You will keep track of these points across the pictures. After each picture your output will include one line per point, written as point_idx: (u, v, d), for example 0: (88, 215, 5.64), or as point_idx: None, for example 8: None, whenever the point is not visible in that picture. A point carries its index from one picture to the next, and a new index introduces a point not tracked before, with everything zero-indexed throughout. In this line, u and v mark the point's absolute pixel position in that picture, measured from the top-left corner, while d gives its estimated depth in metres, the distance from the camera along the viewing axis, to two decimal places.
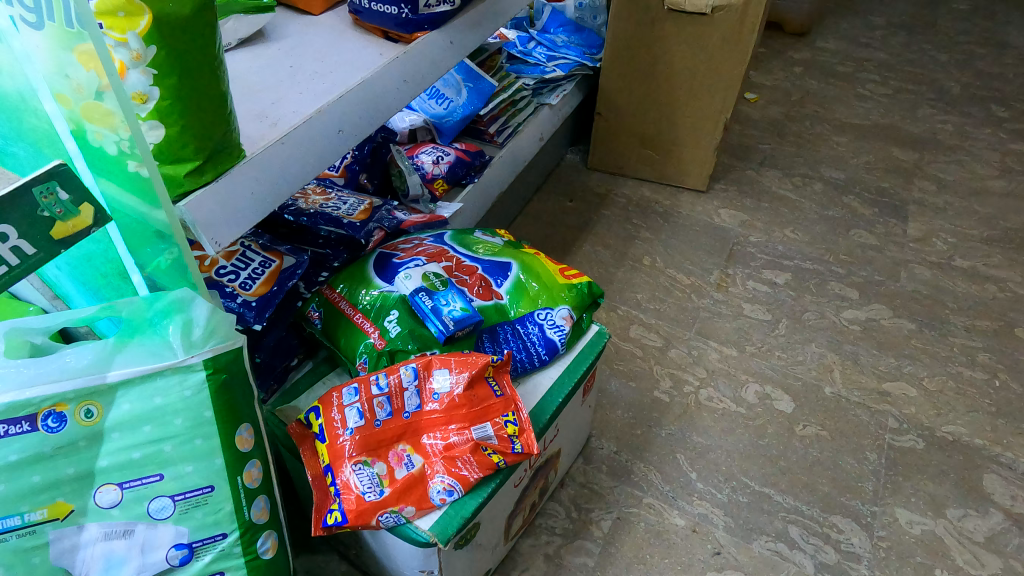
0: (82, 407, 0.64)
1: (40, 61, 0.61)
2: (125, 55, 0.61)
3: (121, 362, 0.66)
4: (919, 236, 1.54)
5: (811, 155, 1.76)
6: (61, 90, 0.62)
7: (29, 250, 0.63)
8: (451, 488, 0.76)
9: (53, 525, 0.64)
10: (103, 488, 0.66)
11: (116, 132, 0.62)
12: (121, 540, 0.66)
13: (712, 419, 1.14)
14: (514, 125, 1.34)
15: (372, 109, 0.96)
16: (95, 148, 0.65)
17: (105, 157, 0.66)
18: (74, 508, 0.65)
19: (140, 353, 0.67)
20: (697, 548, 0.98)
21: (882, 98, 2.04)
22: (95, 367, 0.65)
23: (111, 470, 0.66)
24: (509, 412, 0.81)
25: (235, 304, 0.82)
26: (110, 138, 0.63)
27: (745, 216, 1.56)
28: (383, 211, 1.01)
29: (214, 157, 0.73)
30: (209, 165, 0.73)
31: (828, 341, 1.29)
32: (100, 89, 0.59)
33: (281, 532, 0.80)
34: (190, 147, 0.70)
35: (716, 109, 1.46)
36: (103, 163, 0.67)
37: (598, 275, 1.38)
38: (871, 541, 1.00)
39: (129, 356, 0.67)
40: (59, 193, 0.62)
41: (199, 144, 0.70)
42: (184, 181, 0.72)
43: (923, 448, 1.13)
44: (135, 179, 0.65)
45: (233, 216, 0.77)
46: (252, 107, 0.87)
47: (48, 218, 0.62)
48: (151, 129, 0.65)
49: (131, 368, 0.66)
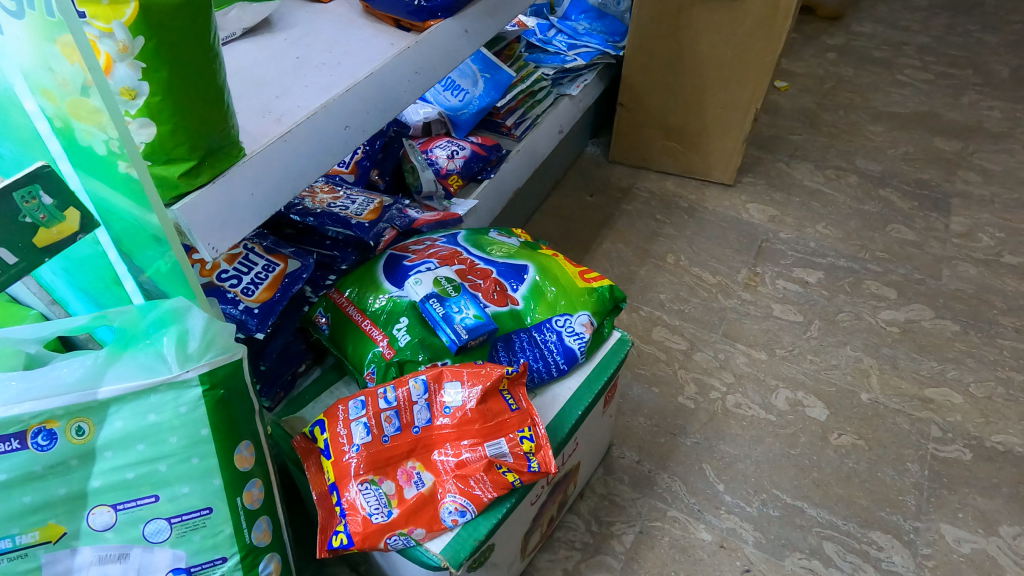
0: (73, 424, 0.57)
1: (22, 53, 0.54)
2: (111, 47, 0.53)
3: (112, 377, 0.58)
4: (963, 231, 1.45)
5: (845, 146, 1.68)
6: (46, 85, 0.55)
7: (10, 259, 0.53)
8: (464, 508, 0.72)
9: (45, 549, 0.57)
10: (96, 510, 0.58)
11: (105, 131, 0.54)
12: (116, 565, 0.58)
13: (740, 427, 1.08)
14: (532, 117, 1.29)
15: (379, 102, 0.88)
16: (84, 148, 0.58)
17: (95, 159, 0.58)
18: (68, 530, 0.57)
19: (132, 368, 0.60)
20: (725, 565, 0.92)
21: (922, 85, 1.95)
22: (85, 383, 0.57)
23: (104, 491, 0.58)
24: (525, 428, 0.76)
25: (237, 311, 0.78)
26: (98, 137, 0.55)
27: (775, 211, 1.49)
28: (394, 210, 0.96)
29: (211, 156, 0.64)
30: (206, 165, 0.64)
31: (864, 344, 1.22)
32: (86, 84, 0.52)
33: (286, 551, 0.71)
34: (183, 147, 0.60)
35: (745, 99, 1.40)
36: (93, 164, 0.59)
37: (620, 273, 1.33)
38: (914, 559, 0.94)
39: (120, 370, 0.59)
40: (43, 197, 0.52)
41: (193, 142, 0.61)
42: (178, 184, 0.63)
43: (970, 459, 1.06)
44: (126, 182, 0.57)
45: (231, 221, 0.68)
46: (255, 102, 0.80)
47: (30, 226, 0.53)
48: (142, 128, 0.57)
49: (123, 384, 0.58)
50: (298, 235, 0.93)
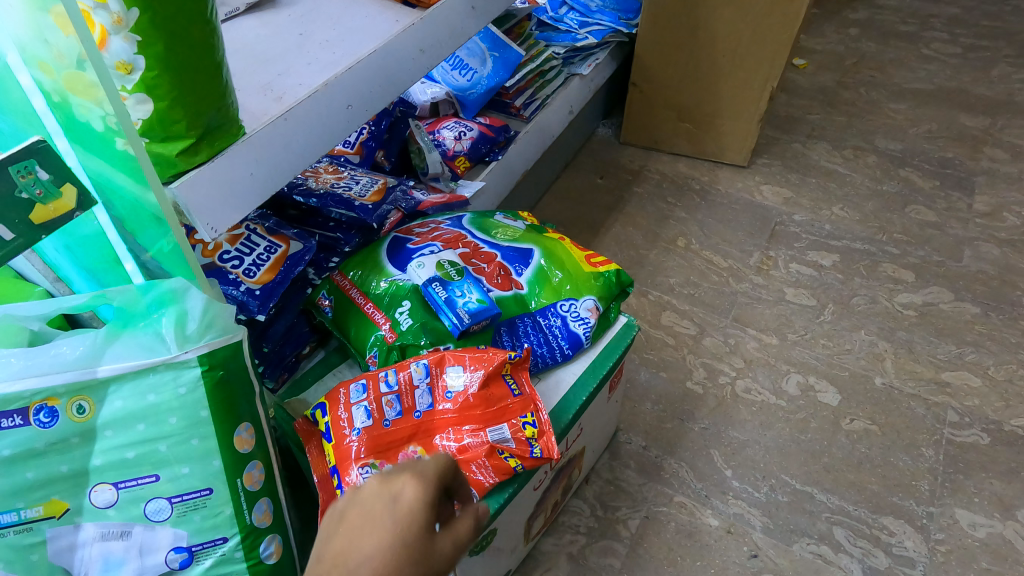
0: (74, 402, 0.58)
1: (18, 24, 0.52)
2: (106, 19, 0.50)
3: (112, 355, 0.59)
4: (987, 210, 1.42)
5: (865, 125, 1.65)
6: (43, 58, 0.53)
7: (7, 235, 0.52)
8: (465, 493, 0.72)
9: (49, 523, 0.58)
10: (98, 488, 0.59)
11: (101, 106, 0.52)
12: (118, 541, 0.60)
13: (749, 412, 1.07)
14: (541, 97, 1.28)
15: (380, 81, 0.87)
16: (82, 123, 0.56)
17: (93, 134, 0.56)
18: (70, 506, 0.59)
19: (132, 347, 0.61)
20: (732, 550, 0.92)
21: (949, 59, 1.90)
22: (86, 360, 0.58)
23: (105, 469, 0.59)
24: (527, 413, 0.77)
25: (238, 292, 0.78)
26: (95, 113, 0.53)
27: (789, 192, 1.47)
28: (398, 193, 0.97)
29: (209, 134, 0.63)
30: (205, 143, 0.63)
31: (879, 328, 1.20)
32: (80, 57, 0.49)
33: (287, 532, 0.72)
34: (181, 124, 0.59)
35: (762, 77, 1.37)
36: (91, 139, 0.57)
37: (629, 257, 1.32)
38: (927, 545, 0.93)
39: (119, 350, 0.60)
40: (39, 172, 0.51)
41: (191, 119, 0.59)
42: (177, 162, 0.62)
43: (988, 444, 1.04)
44: (124, 159, 0.55)
45: (229, 199, 0.68)
46: (257, 79, 0.79)
47: (27, 202, 0.51)
48: (139, 104, 0.55)
49: (124, 362, 0.59)
50: (302, 215, 0.93)
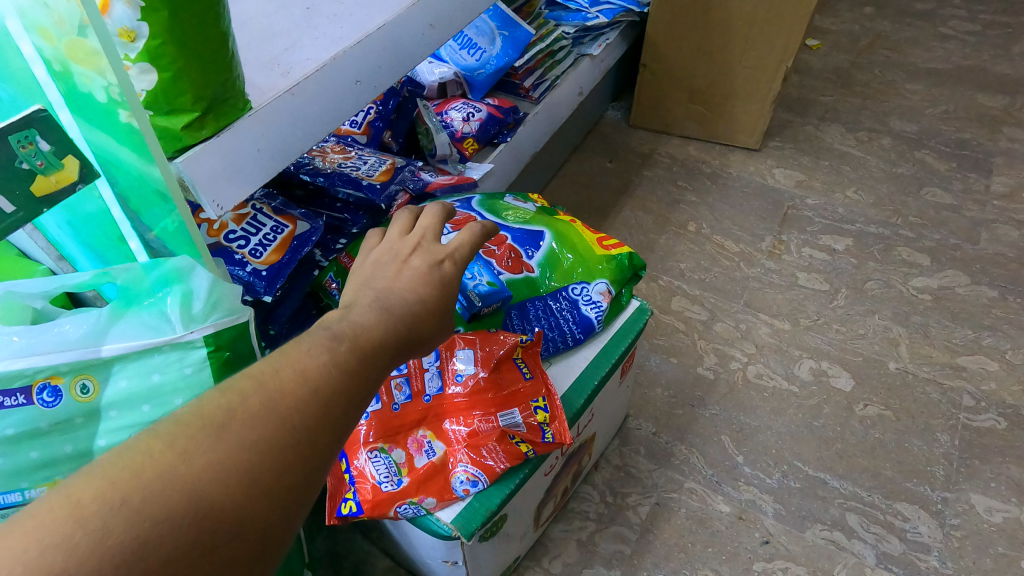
0: (77, 381, 0.58)
1: None
2: None
3: (116, 335, 0.59)
4: (1005, 192, 1.40)
5: (880, 106, 1.62)
6: (43, 24, 0.53)
7: (8, 208, 0.52)
8: (475, 478, 0.72)
9: None
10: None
11: (104, 76, 0.52)
12: None
13: (761, 398, 1.06)
14: (551, 78, 1.26)
15: (390, 54, 0.83)
16: (84, 93, 0.56)
17: (96, 105, 0.56)
18: None
19: (136, 327, 0.60)
20: (743, 536, 0.92)
21: (967, 37, 1.86)
22: (89, 339, 0.58)
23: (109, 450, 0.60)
24: (539, 398, 0.77)
25: (244, 273, 0.78)
26: (97, 82, 0.53)
27: (802, 175, 1.45)
28: (406, 173, 0.95)
29: (215, 107, 0.62)
30: (211, 118, 0.62)
31: (894, 312, 1.19)
32: (82, 23, 0.49)
33: None
34: (186, 96, 0.59)
35: (776, 58, 1.35)
36: (94, 111, 0.57)
37: (639, 242, 1.31)
38: (941, 530, 0.92)
39: (124, 328, 0.60)
40: (40, 142, 0.51)
41: (197, 91, 0.59)
42: (182, 136, 0.61)
43: (1004, 428, 1.03)
44: (127, 131, 0.55)
45: (233, 174, 0.66)
46: (264, 54, 0.76)
47: (27, 172, 0.51)
48: (142, 74, 0.55)
49: (127, 343, 0.59)
50: (309, 195, 0.92)
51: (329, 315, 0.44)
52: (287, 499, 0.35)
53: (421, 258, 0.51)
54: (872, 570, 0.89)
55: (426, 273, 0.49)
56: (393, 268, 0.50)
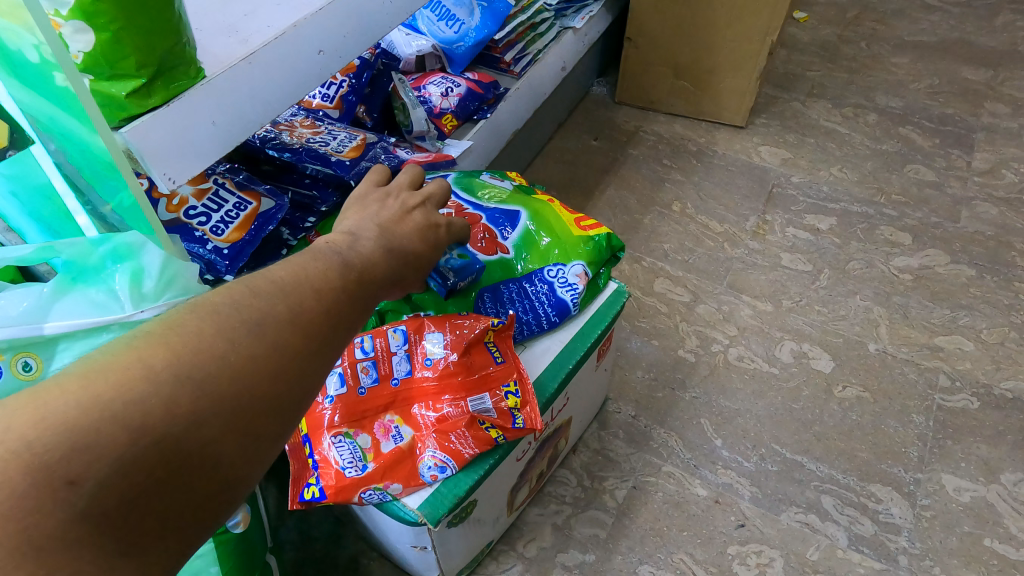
0: (19, 358, 0.56)
1: None
2: None
3: (60, 312, 0.57)
4: (986, 168, 1.39)
5: (866, 82, 1.60)
6: None
7: None
8: (443, 464, 0.70)
9: None
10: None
11: (32, 33, 0.48)
12: None
13: (741, 380, 1.06)
14: (532, 52, 1.22)
15: (355, 24, 0.77)
16: (17, 53, 0.53)
17: (31, 66, 0.52)
18: None
19: (81, 303, 0.57)
20: (719, 520, 0.92)
21: (953, 8, 1.84)
22: (32, 316, 0.56)
23: None
24: (510, 381, 0.75)
25: (205, 251, 0.75)
26: (27, 41, 0.49)
27: (787, 152, 1.43)
28: (377, 149, 0.90)
29: (164, 73, 0.57)
30: (159, 84, 0.57)
31: (875, 293, 1.18)
32: None
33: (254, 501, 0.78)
34: (130, 61, 0.53)
35: (761, 30, 1.32)
36: (31, 72, 0.54)
37: (622, 222, 1.29)
38: (912, 511, 0.93)
39: (69, 303, 0.57)
40: None
41: (142, 55, 0.54)
42: (127, 104, 0.56)
43: (978, 408, 1.03)
44: (65, 95, 0.51)
45: (186, 148, 0.61)
46: (221, 19, 0.70)
47: None
48: (77, 33, 0.51)
49: (71, 321, 0.56)
50: (276, 171, 0.87)
51: (335, 238, 0.47)
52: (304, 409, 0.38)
53: (422, 211, 0.56)
54: (844, 551, 0.89)
55: (434, 236, 0.54)
56: (407, 219, 0.53)
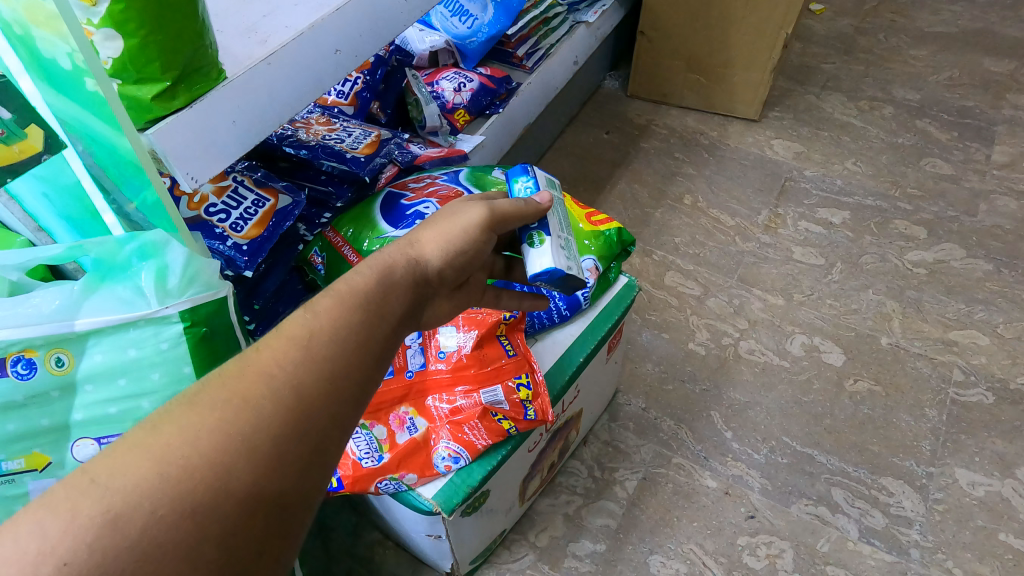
0: (52, 354, 0.58)
1: None
2: None
3: (89, 309, 0.59)
4: (1006, 161, 1.38)
5: (882, 74, 1.59)
6: None
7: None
8: (456, 455, 0.72)
9: (31, 476, 0.60)
10: (80, 442, 0.61)
11: (65, 41, 0.50)
12: None
13: (751, 373, 1.06)
14: (545, 47, 1.23)
15: (370, 23, 0.78)
16: (49, 58, 0.54)
17: (62, 72, 0.54)
18: (53, 460, 0.60)
19: (109, 301, 0.60)
20: (728, 511, 0.92)
21: None
22: (63, 314, 0.58)
23: (87, 424, 0.61)
24: (522, 374, 0.74)
25: (225, 247, 0.77)
26: (60, 48, 0.51)
27: (801, 146, 1.43)
28: (392, 145, 0.92)
29: (188, 76, 0.58)
30: (183, 87, 0.59)
31: (888, 287, 1.18)
32: None
33: None
34: (155, 64, 0.55)
35: (775, 24, 1.32)
36: (61, 77, 0.55)
37: (634, 216, 1.29)
38: (924, 504, 0.93)
39: (97, 302, 0.60)
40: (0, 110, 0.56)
41: (167, 59, 0.55)
42: (152, 107, 0.57)
43: (992, 403, 1.03)
44: (95, 99, 0.53)
45: (207, 147, 0.63)
46: (240, 20, 0.71)
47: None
48: (106, 40, 0.52)
49: (102, 317, 0.59)
50: (293, 168, 0.89)
51: None
52: (272, 456, 0.36)
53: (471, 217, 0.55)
54: (855, 544, 0.90)
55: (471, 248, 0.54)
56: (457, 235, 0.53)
